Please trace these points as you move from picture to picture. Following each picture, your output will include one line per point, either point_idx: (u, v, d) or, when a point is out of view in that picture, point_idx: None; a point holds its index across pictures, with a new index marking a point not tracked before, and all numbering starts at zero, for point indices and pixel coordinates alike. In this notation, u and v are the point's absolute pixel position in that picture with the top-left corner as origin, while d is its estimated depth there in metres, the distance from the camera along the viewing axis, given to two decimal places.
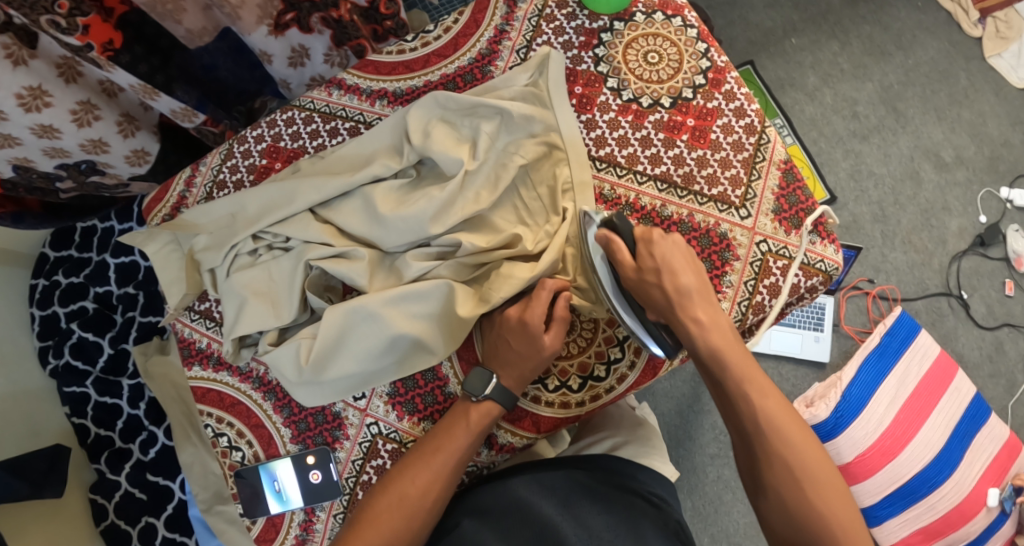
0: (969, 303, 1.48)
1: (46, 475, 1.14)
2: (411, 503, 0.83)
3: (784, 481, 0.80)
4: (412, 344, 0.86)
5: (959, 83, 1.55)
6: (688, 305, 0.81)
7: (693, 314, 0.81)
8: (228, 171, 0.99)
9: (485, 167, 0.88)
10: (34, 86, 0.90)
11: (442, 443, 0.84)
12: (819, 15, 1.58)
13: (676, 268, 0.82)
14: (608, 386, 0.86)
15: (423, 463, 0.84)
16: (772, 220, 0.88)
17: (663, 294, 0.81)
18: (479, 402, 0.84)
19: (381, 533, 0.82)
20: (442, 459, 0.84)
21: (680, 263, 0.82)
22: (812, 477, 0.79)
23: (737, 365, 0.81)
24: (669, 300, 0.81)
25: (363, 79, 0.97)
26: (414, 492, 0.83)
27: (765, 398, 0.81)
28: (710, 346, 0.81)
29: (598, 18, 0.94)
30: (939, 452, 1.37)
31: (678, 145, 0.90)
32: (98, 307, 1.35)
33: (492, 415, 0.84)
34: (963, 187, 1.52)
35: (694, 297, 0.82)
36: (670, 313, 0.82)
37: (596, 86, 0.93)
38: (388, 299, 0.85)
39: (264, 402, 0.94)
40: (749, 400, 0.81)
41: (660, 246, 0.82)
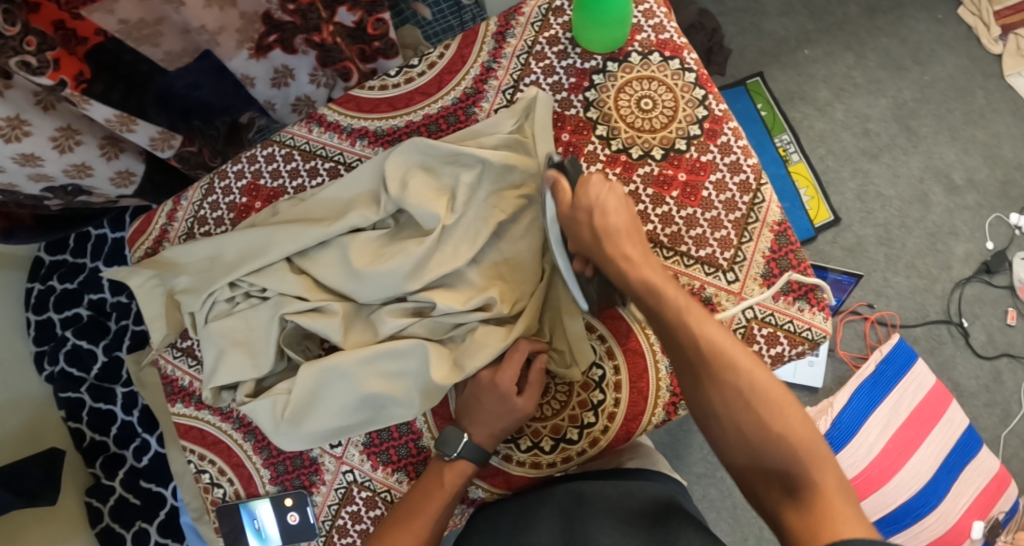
0: (969, 331, 1.45)
1: (43, 483, 1.15)
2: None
3: (734, 410, 0.70)
4: (385, 403, 0.86)
5: (975, 101, 1.48)
6: (616, 242, 0.79)
7: (622, 251, 0.79)
8: (209, 208, 0.98)
9: (462, 225, 0.85)
10: (12, 117, 0.89)
11: (420, 509, 0.82)
12: (834, 25, 1.51)
13: (608, 208, 0.80)
14: (580, 450, 0.85)
15: (403, 528, 0.81)
16: (759, 285, 0.86)
17: (592, 233, 0.80)
18: (452, 462, 0.84)
19: None
20: (421, 525, 0.81)
21: (613, 204, 0.80)
22: (761, 395, 0.70)
23: (672, 296, 0.75)
24: (596, 238, 0.79)
25: (344, 116, 0.93)
26: None
27: (701, 321, 0.73)
28: (643, 279, 0.77)
29: (591, 57, 0.90)
30: (927, 483, 1.37)
31: (666, 202, 0.87)
32: (92, 314, 1.34)
33: (465, 475, 0.84)
34: (973, 211, 1.47)
35: (621, 235, 0.80)
36: (598, 250, 0.79)
37: (584, 133, 0.89)
38: (361, 358, 0.84)
39: (244, 442, 0.94)
40: (685, 324, 0.73)
41: (596, 187, 0.81)
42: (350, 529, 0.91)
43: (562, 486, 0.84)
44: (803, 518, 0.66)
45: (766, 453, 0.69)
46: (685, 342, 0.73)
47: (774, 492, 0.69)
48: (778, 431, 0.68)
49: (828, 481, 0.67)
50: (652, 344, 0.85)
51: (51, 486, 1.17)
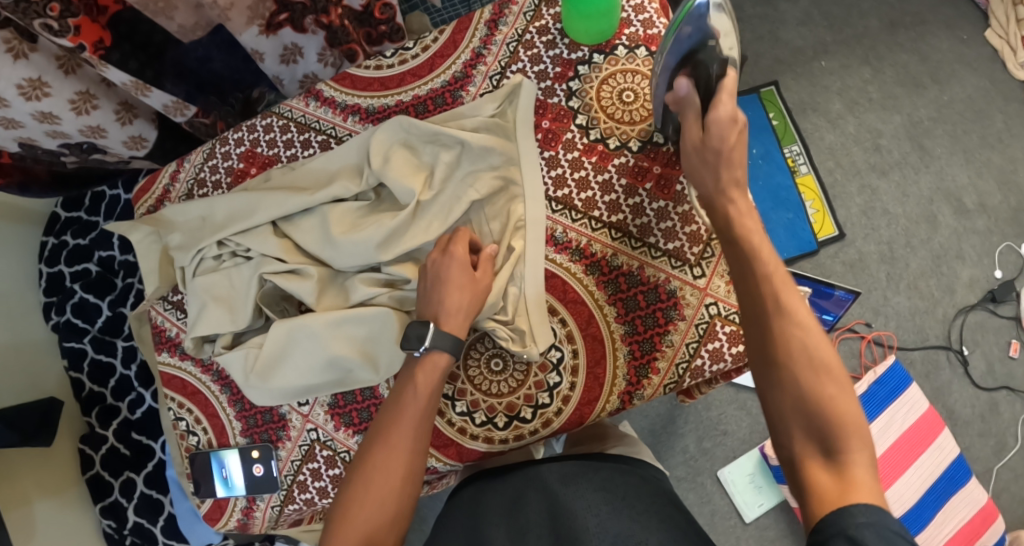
0: (969, 359, 1.42)
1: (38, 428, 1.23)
2: (370, 517, 0.75)
3: (795, 355, 0.72)
4: (348, 367, 0.89)
5: (994, 125, 1.45)
6: (730, 172, 0.80)
7: (735, 178, 0.81)
8: (208, 171, 0.99)
9: (438, 203, 0.88)
10: (33, 78, 0.95)
11: (400, 418, 0.79)
12: (854, 37, 1.49)
13: (731, 149, 0.80)
14: (532, 429, 0.87)
15: (385, 444, 0.78)
16: (726, 283, 0.86)
17: (709, 169, 0.81)
18: (424, 358, 0.81)
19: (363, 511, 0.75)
20: (405, 442, 0.78)
21: (738, 145, 0.80)
22: (827, 358, 0.72)
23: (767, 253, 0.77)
24: (710, 149, 0.80)
25: (339, 92, 0.95)
26: (379, 479, 0.76)
27: (788, 290, 0.76)
28: (747, 235, 0.79)
29: (578, 48, 0.92)
30: (910, 508, 1.35)
31: (639, 194, 0.88)
32: (100, 270, 1.40)
33: (440, 370, 0.81)
34: (982, 235, 1.44)
35: (738, 172, 0.81)
36: (716, 184, 0.81)
37: (564, 122, 0.91)
38: (330, 321, 0.88)
39: (220, 394, 0.97)
40: (770, 284, 0.76)
41: (724, 111, 0.78)
42: (309, 485, 0.94)
43: (548, 466, 0.90)
44: (835, 483, 0.66)
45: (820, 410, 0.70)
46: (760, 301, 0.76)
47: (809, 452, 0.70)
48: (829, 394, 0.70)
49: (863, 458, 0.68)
50: (612, 332, 0.86)
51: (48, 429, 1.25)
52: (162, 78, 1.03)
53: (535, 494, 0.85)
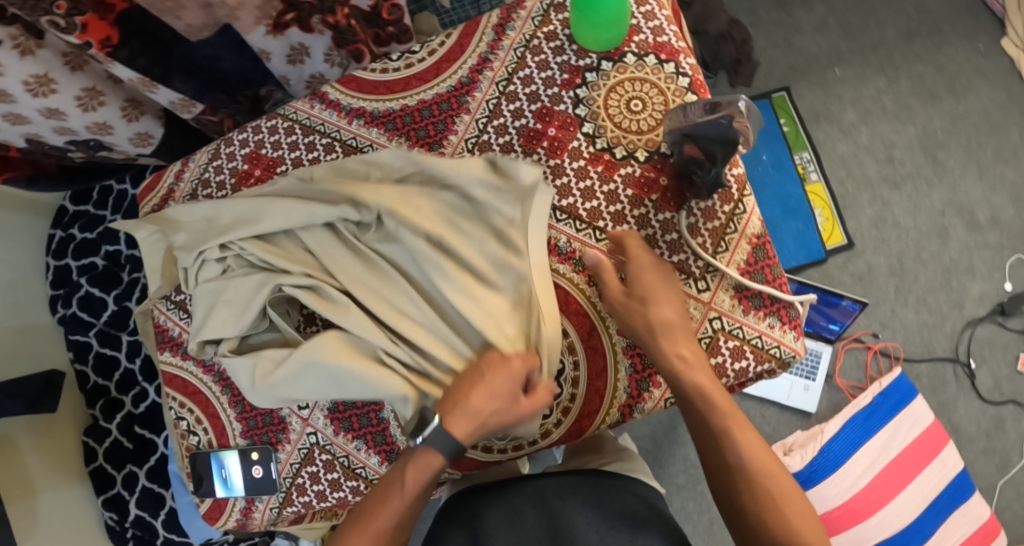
0: (976, 374, 1.41)
1: (42, 394, 1.26)
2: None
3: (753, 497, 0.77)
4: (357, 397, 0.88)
5: (1010, 138, 1.43)
6: (666, 337, 0.81)
7: (678, 350, 0.81)
8: (213, 171, 0.99)
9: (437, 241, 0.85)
10: (40, 74, 0.96)
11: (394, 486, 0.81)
12: (869, 45, 1.47)
13: (659, 300, 0.82)
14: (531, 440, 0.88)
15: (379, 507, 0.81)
16: (730, 297, 0.86)
17: (643, 326, 0.82)
18: (416, 464, 0.81)
19: None
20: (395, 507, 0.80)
21: (664, 297, 0.82)
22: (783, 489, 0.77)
23: (720, 401, 0.80)
24: (652, 332, 0.81)
25: (345, 95, 0.94)
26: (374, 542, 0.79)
27: (743, 431, 0.79)
28: (696, 384, 0.80)
29: (586, 55, 0.91)
30: (911, 522, 1.34)
31: (645, 204, 0.88)
32: (107, 265, 1.41)
33: (434, 466, 0.80)
34: (993, 250, 1.42)
35: (676, 331, 0.82)
36: (655, 346, 0.81)
37: (570, 129, 0.90)
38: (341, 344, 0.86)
39: (220, 395, 0.97)
40: (725, 430, 0.79)
41: (645, 273, 0.83)
42: (307, 488, 0.94)
43: (545, 481, 0.92)
44: None
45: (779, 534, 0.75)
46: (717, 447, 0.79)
47: None
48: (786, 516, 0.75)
49: None
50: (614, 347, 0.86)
51: (52, 396, 1.28)
52: (170, 75, 1.02)
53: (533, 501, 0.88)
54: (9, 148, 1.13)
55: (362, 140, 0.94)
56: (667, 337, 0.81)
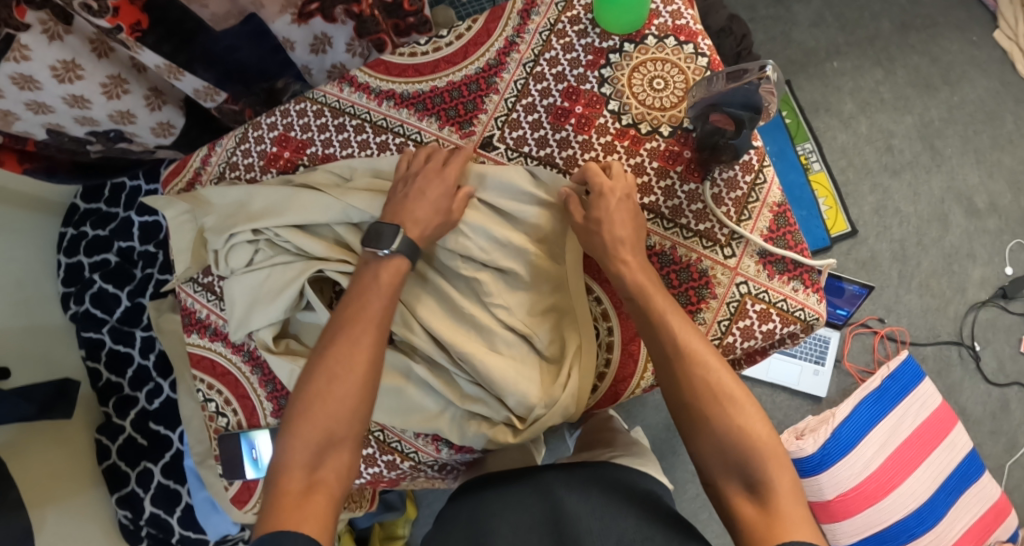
0: (980, 355, 1.44)
1: (56, 398, 1.25)
2: (301, 494, 0.72)
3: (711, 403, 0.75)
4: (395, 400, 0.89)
5: (1005, 126, 1.48)
6: (618, 249, 0.84)
7: (621, 257, 0.84)
8: (241, 154, 1.00)
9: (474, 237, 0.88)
10: (67, 61, 0.97)
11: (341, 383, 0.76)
12: (865, 39, 1.52)
13: (614, 220, 0.85)
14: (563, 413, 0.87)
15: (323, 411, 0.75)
16: (755, 262, 0.88)
17: (601, 241, 0.85)
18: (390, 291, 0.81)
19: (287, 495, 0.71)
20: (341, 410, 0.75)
21: (620, 216, 0.85)
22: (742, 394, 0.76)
23: (659, 301, 0.81)
24: (606, 245, 0.84)
25: (375, 78, 0.95)
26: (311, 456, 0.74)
27: (684, 328, 0.79)
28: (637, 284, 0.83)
29: (609, 38, 0.93)
30: (924, 503, 1.36)
31: (670, 176, 0.90)
32: (120, 261, 1.40)
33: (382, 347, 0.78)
34: (993, 235, 1.46)
35: (625, 243, 0.84)
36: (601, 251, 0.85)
37: (597, 107, 0.92)
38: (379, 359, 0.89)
39: (251, 375, 0.97)
40: (668, 330, 0.79)
41: (608, 200, 0.85)
42: None
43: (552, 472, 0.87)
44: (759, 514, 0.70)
45: (739, 450, 0.73)
46: (661, 345, 0.79)
47: (734, 488, 0.73)
48: (740, 423, 0.74)
49: (783, 480, 0.71)
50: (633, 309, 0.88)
51: (66, 401, 1.27)
52: (194, 62, 1.03)
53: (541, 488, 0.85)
54: (25, 143, 1.08)
55: (392, 121, 0.95)
56: (617, 256, 0.84)
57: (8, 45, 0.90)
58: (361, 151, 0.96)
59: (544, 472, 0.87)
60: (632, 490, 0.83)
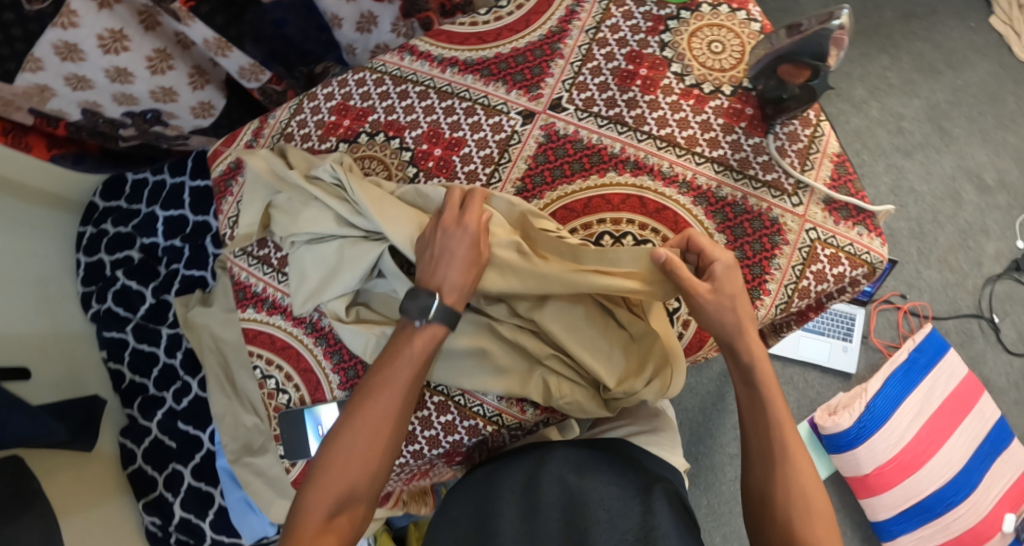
0: (1000, 327, 1.49)
1: (84, 425, 1.22)
2: (356, 471, 0.79)
3: (789, 501, 0.78)
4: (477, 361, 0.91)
5: (1007, 107, 1.56)
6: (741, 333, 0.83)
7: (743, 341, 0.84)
8: (297, 125, 0.99)
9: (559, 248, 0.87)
10: (115, 29, 0.93)
11: (387, 380, 0.82)
12: (871, 28, 1.59)
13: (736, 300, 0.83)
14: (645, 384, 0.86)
15: (371, 402, 0.81)
16: (822, 210, 0.90)
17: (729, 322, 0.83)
18: (423, 330, 0.83)
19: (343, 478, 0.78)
20: (388, 396, 0.82)
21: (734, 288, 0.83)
22: (819, 501, 0.78)
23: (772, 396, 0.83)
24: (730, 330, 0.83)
25: (435, 46, 0.97)
26: (363, 439, 0.80)
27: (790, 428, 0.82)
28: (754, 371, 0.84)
29: (666, 6, 0.96)
30: (958, 472, 1.38)
31: (735, 131, 0.92)
32: (143, 257, 1.34)
33: (436, 340, 0.84)
34: (1004, 211, 1.52)
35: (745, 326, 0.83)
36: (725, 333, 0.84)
37: (661, 69, 0.94)
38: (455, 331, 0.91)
39: (315, 347, 0.95)
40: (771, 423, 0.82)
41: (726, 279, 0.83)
42: (419, 436, 0.94)
43: (560, 447, 0.89)
44: None
45: None
46: (762, 432, 0.82)
47: None
48: (808, 524, 0.77)
49: None
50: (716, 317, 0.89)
51: (92, 431, 1.23)
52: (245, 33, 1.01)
53: (549, 479, 0.85)
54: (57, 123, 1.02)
55: (457, 86, 0.96)
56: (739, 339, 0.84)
57: (57, 10, 0.87)
58: (426, 116, 0.96)
59: (554, 448, 0.88)
60: (638, 469, 0.86)
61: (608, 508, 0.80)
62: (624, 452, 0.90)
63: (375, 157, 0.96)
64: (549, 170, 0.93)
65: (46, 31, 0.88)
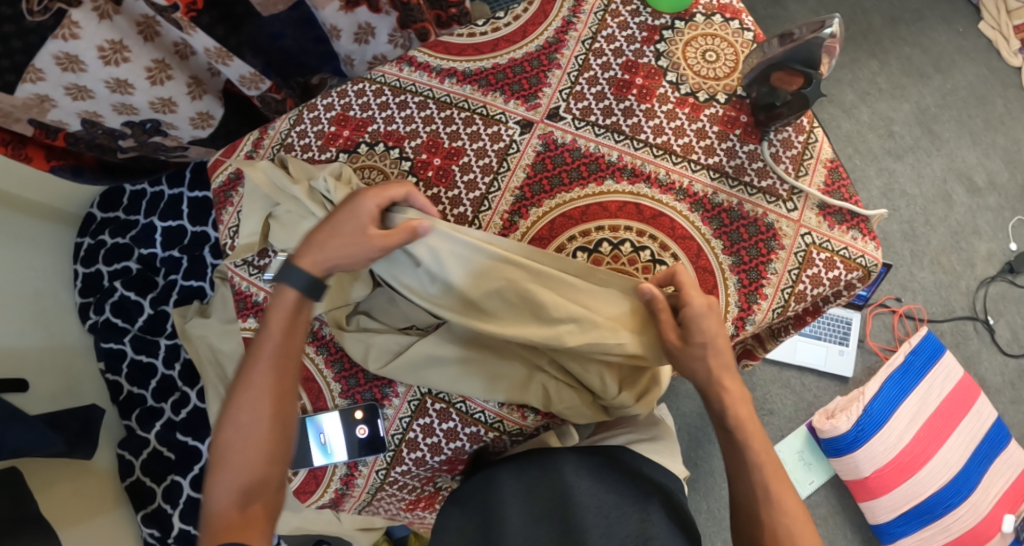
0: (994, 328, 1.50)
1: (81, 434, 1.21)
2: (253, 451, 0.80)
3: None
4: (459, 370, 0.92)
5: (996, 109, 1.57)
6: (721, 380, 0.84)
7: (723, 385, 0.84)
8: (296, 135, 0.99)
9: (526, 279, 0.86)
10: (115, 41, 0.95)
11: (258, 356, 0.83)
12: (859, 34, 1.61)
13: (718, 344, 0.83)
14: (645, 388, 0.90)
15: (246, 383, 0.82)
16: (816, 215, 0.91)
17: (705, 370, 0.83)
18: (280, 302, 0.84)
19: (246, 460, 0.80)
20: (262, 373, 0.82)
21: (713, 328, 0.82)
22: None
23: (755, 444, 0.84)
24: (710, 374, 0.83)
25: (433, 57, 0.98)
26: (253, 418, 0.81)
27: (777, 475, 0.82)
28: (738, 419, 0.84)
29: (660, 16, 0.97)
30: (957, 474, 1.39)
31: (730, 139, 0.93)
32: (141, 268, 1.35)
33: (294, 306, 0.84)
34: (995, 212, 1.54)
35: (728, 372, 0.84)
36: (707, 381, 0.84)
37: (656, 79, 0.96)
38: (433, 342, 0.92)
39: (315, 356, 0.95)
40: (756, 470, 0.83)
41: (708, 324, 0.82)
42: (420, 443, 0.94)
43: (561, 452, 0.89)
44: None
45: None
46: (747, 482, 0.83)
47: None
48: None
49: None
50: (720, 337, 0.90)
51: (90, 438, 1.22)
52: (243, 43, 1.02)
53: (549, 485, 0.86)
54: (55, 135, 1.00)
55: (456, 97, 0.96)
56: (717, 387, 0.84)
57: (59, 22, 0.88)
58: (425, 126, 0.96)
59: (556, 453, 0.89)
60: (637, 472, 0.88)
61: (606, 518, 0.82)
62: (623, 454, 0.90)
63: (375, 167, 0.97)
64: (547, 179, 0.94)
65: (46, 43, 0.88)
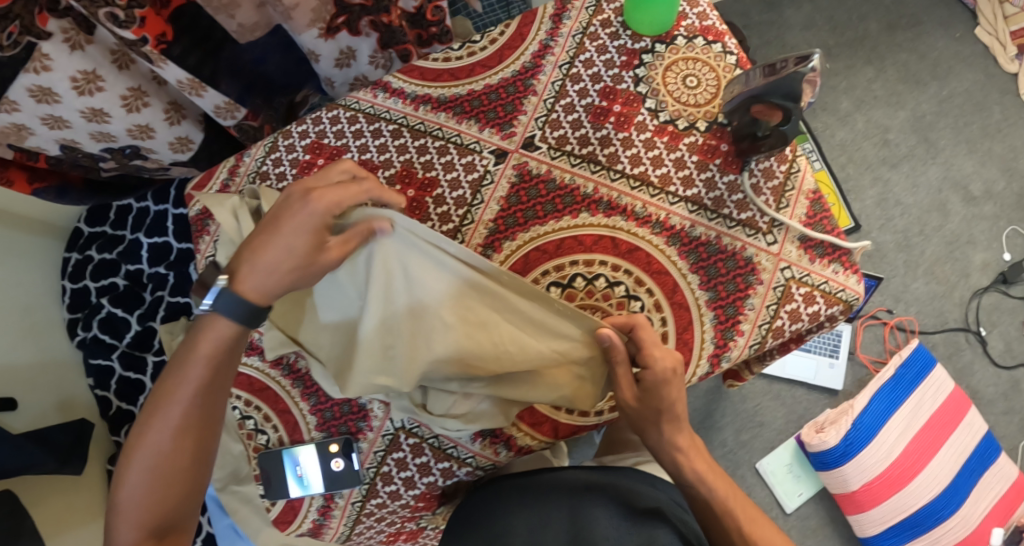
0: (987, 339, 1.48)
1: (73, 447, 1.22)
2: (155, 501, 0.79)
3: None
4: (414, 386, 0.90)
5: (993, 116, 1.55)
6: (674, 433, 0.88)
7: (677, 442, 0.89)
8: (271, 164, 0.97)
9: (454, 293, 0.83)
10: (88, 70, 0.93)
11: (172, 387, 0.79)
12: (855, 40, 1.57)
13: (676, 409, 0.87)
14: None
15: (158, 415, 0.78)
16: (797, 247, 0.90)
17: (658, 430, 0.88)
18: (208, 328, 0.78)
19: (161, 501, 0.79)
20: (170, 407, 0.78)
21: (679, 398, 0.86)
22: None
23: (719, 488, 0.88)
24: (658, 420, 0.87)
25: (409, 84, 0.96)
26: (176, 459, 0.79)
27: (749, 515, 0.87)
28: (697, 470, 0.88)
29: (640, 39, 0.95)
30: (947, 486, 1.38)
31: (710, 169, 0.92)
32: (128, 284, 1.34)
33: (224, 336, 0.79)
34: (990, 221, 1.52)
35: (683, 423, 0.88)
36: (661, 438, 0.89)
37: (634, 106, 0.94)
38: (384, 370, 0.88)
39: (292, 389, 0.95)
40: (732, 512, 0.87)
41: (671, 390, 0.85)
42: (394, 476, 0.96)
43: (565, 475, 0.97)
44: None
45: None
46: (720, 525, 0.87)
47: None
48: None
49: None
50: (695, 374, 0.90)
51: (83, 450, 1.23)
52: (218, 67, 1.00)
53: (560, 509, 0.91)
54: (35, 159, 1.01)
55: (430, 125, 0.95)
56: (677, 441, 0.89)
57: (29, 54, 0.86)
58: (400, 155, 0.95)
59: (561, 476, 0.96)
60: (641, 498, 0.92)
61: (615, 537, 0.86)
62: (630, 482, 0.96)
63: None
64: (521, 212, 0.93)
65: (19, 77, 0.87)
